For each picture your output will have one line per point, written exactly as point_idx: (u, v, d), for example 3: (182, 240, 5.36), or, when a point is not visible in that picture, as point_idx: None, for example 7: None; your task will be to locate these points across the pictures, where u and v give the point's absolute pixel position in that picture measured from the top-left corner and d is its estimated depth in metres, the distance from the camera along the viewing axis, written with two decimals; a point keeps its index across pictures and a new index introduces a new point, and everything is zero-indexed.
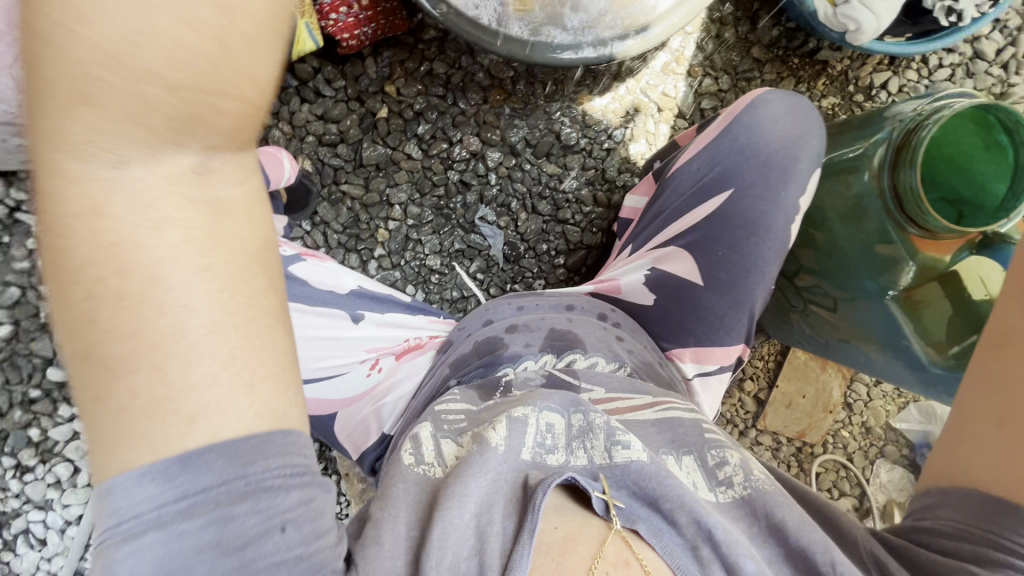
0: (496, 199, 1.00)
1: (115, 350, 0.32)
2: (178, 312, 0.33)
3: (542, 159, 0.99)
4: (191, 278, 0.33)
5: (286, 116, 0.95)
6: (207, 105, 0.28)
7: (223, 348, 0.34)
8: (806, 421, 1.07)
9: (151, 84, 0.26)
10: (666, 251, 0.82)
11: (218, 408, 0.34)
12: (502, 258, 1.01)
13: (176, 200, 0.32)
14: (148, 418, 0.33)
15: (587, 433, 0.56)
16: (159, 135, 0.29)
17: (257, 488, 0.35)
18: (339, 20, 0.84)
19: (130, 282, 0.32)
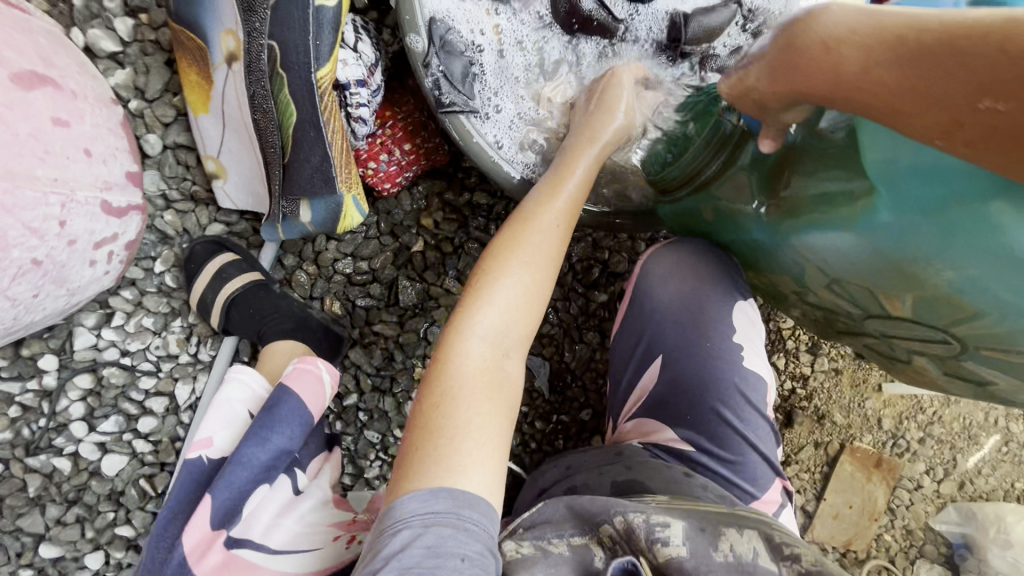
0: (540, 329, 0.93)
1: (436, 419, 0.50)
2: (476, 411, 0.51)
3: (589, 287, 0.93)
4: (486, 392, 0.52)
5: (310, 255, 0.84)
6: (526, 315, 0.56)
7: (485, 438, 0.50)
8: (851, 529, 1.06)
9: (507, 317, 0.55)
10: (637, 419, 0.82)
11: (477, 467, 0.49)
12: (548, 389, 0.95)
13: (493, 360, 0.53)
14: (440, 467, 0.48)
15: (634, 530, 0.53)
16: (501, 330, 0.54)
17: (462, 523, 0.46)
18: (380, 168, 0.74)
19: (458, 386, 0.51)
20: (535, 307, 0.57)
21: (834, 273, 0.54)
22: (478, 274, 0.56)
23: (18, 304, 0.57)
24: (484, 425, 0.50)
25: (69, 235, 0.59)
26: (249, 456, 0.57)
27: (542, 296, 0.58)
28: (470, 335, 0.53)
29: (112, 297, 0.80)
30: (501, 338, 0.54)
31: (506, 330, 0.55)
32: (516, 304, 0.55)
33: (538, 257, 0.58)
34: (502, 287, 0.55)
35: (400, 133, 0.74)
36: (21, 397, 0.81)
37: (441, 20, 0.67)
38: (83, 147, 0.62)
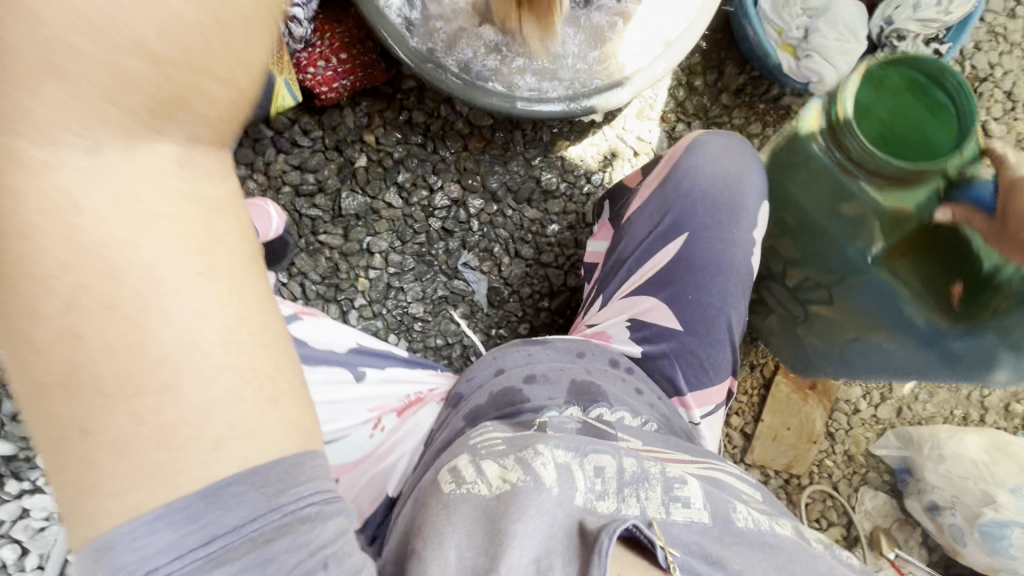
0: (479, 244, 0.99)
1: (96, 365, 0.28)
2: (186, 324, 0.30)
3: (523, 204, 0.99)
4: (194, 284, 0.30)
5: (261, 166, 0.92)
6: (219, 78, 0.26)
7: (233, 342, 0.31)
8: (792, 452, 1.07)
9: (157, 65, 0.25)
10: (643, 302, 0.85)
11: (242, 429, 0.31)
12: (487, 303, 1.00)
13: (173, 202, 0.30)
14: (159, 448, 0.29)
15: (648, 482, 0.55)
16: (155, 107, 0.27)
17: (297, 519, 0.33)
18: (318, 73, 0.83)
19: (126, 293, 0.28)
20: (194, 72, 0.25)
21: (866, 284, 0.83)
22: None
23: None
24: (215, 335, 0.30)
25: None
26: None
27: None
28: (89, 170, 0.27)
29: None
30: (162, 131, 0.28)
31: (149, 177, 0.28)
32: (132, 40, 0.24)
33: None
34: (77, 46, 0.24)
35: (336, 43, 0.83)
36: None
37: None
38: None
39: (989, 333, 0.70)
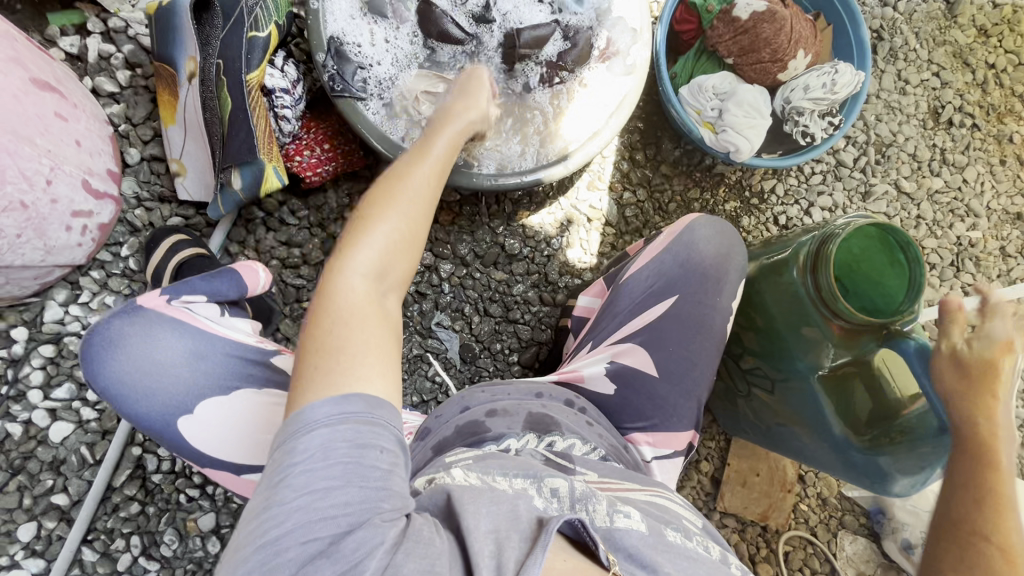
0: (451, 305, 1.08)
1: (329, 343, 0.52)
2: (371, 342, 0.53)
3: (490, 267, 1.09)
4: (377, 322, 0.55)
5: (252, 243, 1.03)
6: (400, 259, 0.59)
7: (378, 356, 0.52)
8: (765, 501, 1.07)
9: (382, 249, 0.58)
10: (630, 350, 0.85)
11: (377, 385, 0.51)
12: (459, 359, 1.07)
13: (376, 291, 0.57)
14: (332, 385, 0.49)
15: (597, 499, 0.58)
16: (382, 261, 0.58)
17: (380, 421, 0.48)
18: (303, 160, 0.95)
19: (348, 309, 0.54)
20: (416, 250, 0.61)
21: (801, 391, 0.83)
22: (355, 226, 0.59)
23: (5, 238, 0.75)
24: (374, 349, 0.53)
25: (52, 194, 0.79)
26: (197, 283, 0.73)
27: (402, 233, 0.60)
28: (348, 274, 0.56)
29: (82, 278, 0.97)
30: (385, 273, 0.58)
31: (392, 274, 0.59)
32: (380, 231, 0.58)
33: (415, 204, 0.62)
34: (391, 235, 0.59)
35: (321, 136, 0.95)
36: None
37: (338, 37, 0.89)
38: (75, 139, 0.84)
39: (885, 455, 0.76)
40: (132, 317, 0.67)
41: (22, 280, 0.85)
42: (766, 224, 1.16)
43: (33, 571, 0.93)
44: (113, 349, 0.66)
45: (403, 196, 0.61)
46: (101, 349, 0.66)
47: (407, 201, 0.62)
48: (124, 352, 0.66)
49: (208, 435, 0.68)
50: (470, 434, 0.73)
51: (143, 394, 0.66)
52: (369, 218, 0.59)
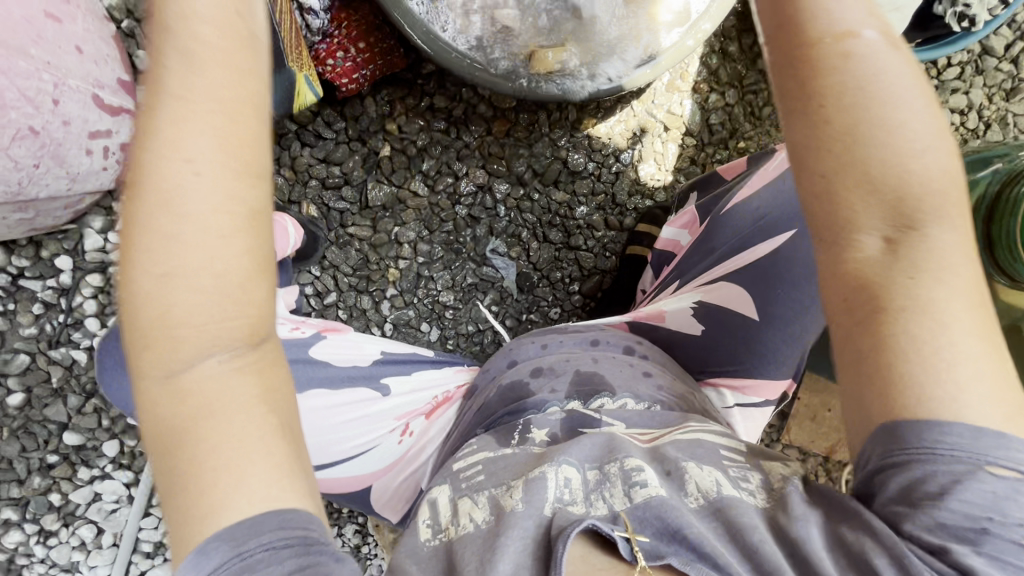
0: (506, 230, 0.98)
1: (166, 476, 0.36)
2: (215, 445, 0.36)
3: (550, 187, 0.97)
4: (211, 412, 0.36)
5: (288, 161, 0.93)
6: (226, 319, 0.36)
7: (234, 462, 0.36)
8: (834, 435, 1.04)
9: (185, 320, 0.35)
10: (730, 291, 0.70)
11: (237, 496, 0.36)
12: (516, 288, 1.00)
13: (202, 373, 0.36)
14: (187, 522, 0.36)
15: (608, 481, 0.49)
16: (197, 336, 0.36)
17: (257, 559, 0.35)
18: (337, 64, 0.81)
19: (167, 424, 0.36)
20: (243, 293, 0.36)
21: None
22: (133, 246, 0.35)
23: (23, 170, 0.67)
24: (226, 460, 0.36)
25: (62, 115, 0.69)
26: None
27: (211, 288, 0.35)
28: (160, 372, 0.36)
29: (115, 203, 0.91)
30: (207, 343, 0.36)
31: (214, 329, 0.36)
32: (166, 307, 0.35)
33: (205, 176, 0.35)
34: (191, 257, 0.35)
35: (355, 32, 0.80)
36: (42, 296, 0.92)
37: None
38: (75, 45, 0.72)
39: None
40: None
41: (53, 211, 0.79)
42: None
43: (123, 481, 1.00)
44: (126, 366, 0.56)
45: (179, 179, 0.35)
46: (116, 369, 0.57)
47: (186, 235, 0.35)
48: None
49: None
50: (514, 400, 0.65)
51: None
52: (143, 281, 0.35)
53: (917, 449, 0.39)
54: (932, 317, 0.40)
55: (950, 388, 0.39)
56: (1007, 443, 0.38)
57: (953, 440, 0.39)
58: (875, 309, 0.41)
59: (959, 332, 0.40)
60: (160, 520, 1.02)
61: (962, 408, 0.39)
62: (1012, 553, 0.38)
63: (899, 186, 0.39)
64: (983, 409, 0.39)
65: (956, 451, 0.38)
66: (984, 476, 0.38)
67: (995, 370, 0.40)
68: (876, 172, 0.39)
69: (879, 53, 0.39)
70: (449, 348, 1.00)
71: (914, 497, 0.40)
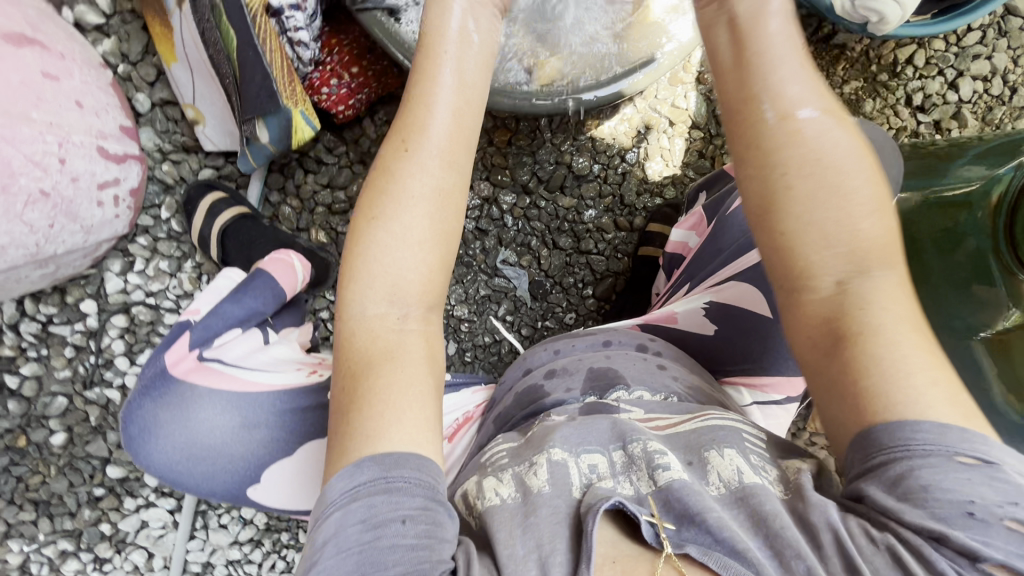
0: (515, 240, 0.97)
1: (346, 395, 0.44)
2: (393, 379, 0.43)
3: (556, 193, 0.96)
4: (397, 351, 0.45)
5: (292, 189, 0.92)
6: (423, 285, 0.47)
7: (405, 398, 0.43)
8: None
9: (396, 274, 0.46)
10: (740, 289, 0.66)
11: (400, 424, 0.42)
12: (530, 296, 0.99)
13: (395, 321, 0.46)
14: (354, 436, 0.42)
15: (633, 465, 0.46)
16: (398, 296, 0.46)
17: (398, 484, 0.39)
18: (332, 93, 0.80)
19: (362, 351, 0.45)
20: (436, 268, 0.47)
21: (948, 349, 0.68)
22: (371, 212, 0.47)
23: (38, 232, 0.69)
24: (402, 391, 0.43)
25: (71, 172, 0.70)
26: (227, 308, 0.64)
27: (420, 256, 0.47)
28: (363, 314, 0.46)
29: (131, 245, 0.93)
30: (404, 302, 0.46)
31: (411, 292, 0.46)
32: (385, 263, 0.46)
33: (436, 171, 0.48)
34: (399, 229, 0.46)
35: (347, 57, 0.79)
36: (72, 339, 0.95)
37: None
38: (74, 100, 0.72)
39: None
40: (156, 397, 0.58)
41: (72, 261, 0.81)
42: (896, 106, 0.93)
43: (168, 508, 1.04)
44: (152, 433, 0.58)
45: (413, 178, 0.47)
46: (140, 437, 0.59)
47: (411, 211, 0.47)
48: (163, 439, 0.58)
49: (287, 499, 0.60)
50: (530, 404, 0.62)
51: (204, 474, 0.59)
52: (371, 239, 0.46)
53: (892, 443, 0.38)
54: (886, 337, 0.41)
55: (914, 391, 0.39)
56: (972, 438, 0.37)
57: (923, 438, 0.38)
58: (834, 337, 0.42)
59: (913, 343, 0.41)
60: (205, 542, 1.06)
61: (929, 409, 0.38)
62: (1009, 539, 0.35)
63: (847, 235, 0.44)
64: (949, 411, 0.38)
65: (930, 447, 0.37)
66: (958, 465, 0.37)
67: (953, 379, 0.40)
68: (828, 230, 0.44)
69: (815, 124, 0.45)
70: (467, 361, 1.00)
71: (899, 493, 0.38)
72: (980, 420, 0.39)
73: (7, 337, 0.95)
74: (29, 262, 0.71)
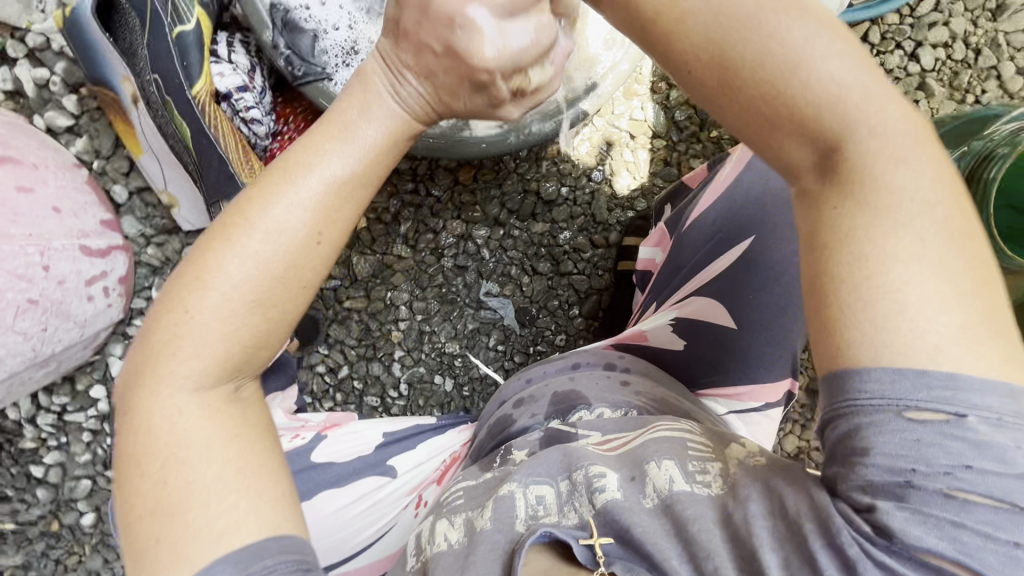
0: (495, 271, 0.98)
1: (159, 498, 0.39)
2: (218, 472, 0.40)
3: (528, 220, 0.97)
4: (211, 439, 0.41)
5: None
6: (247, 353, 0.43)
7: (234, 487, 0.39)
8: None
9: (203, 353, 0.42)
10: (701, 303, 0.65)
11: (231, 520, 0.38)
12: (518, 324, 0.99)
13: (206, 406, 0.42)
14: (181, 544, 0.38)
15: (576, 492, 0.48)
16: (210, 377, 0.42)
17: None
18: None
19: (164, 448, 0.40)
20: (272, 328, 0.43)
21: None
22: (198, 259, 0.42)
23: (32, 337, 0.72)
24: (225, 485, 0.39)
25: (56, 276, 0.74)
26: None
27: (246, 322, 0.42)
28: (173, 397, 0.41)
29: (129, 328, 0.96)
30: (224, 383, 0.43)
31: (236, 363, 0.43)
32: (196, 338, 0.41)
33: (292, 207, 0.42)
34: (217, 297, 0.41)
35: (302, 123, 0.79)
36: (88, 423, 0.99)
37: (280, 2, 0.70)
38: (52, 206, 0.76)
39: None
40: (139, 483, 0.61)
41: (73, 354, 0.84)
42: None
43: None
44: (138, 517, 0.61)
45: (265, 219, 0.41)
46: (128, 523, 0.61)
47: (240, 270, 0.41)
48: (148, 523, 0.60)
49: None
50: (499, 433, 0.65)
51: None
52: (179, 311, 0.41)
53: (842, 396, 0.35)
54: (875, 238, 0.35)
55: (911, 305, 0.34)
56: (934, 381, 0.32)
57: (875, 388, 0.33)
58: (814, 242, 0.38)
59: (900, 241, 0.35)
60: None
61: (924, 336, 0.33)
62: (943, 507, 0.32)
63: (792, 117, 0.38)
64: (948, 332, 0.33)
65: (884, 399, 0.33)
66: (906, 424, 0.33)
67: (947, 285, 0.34)
68: (780, 108, 0.38)
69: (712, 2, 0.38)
70: (465, 394, 1.00)
71: (847, 454, 0.35)
72: (981, 349, 0.33)
73: (28, 430, 0.99)
74: (30, 365, 0.75)
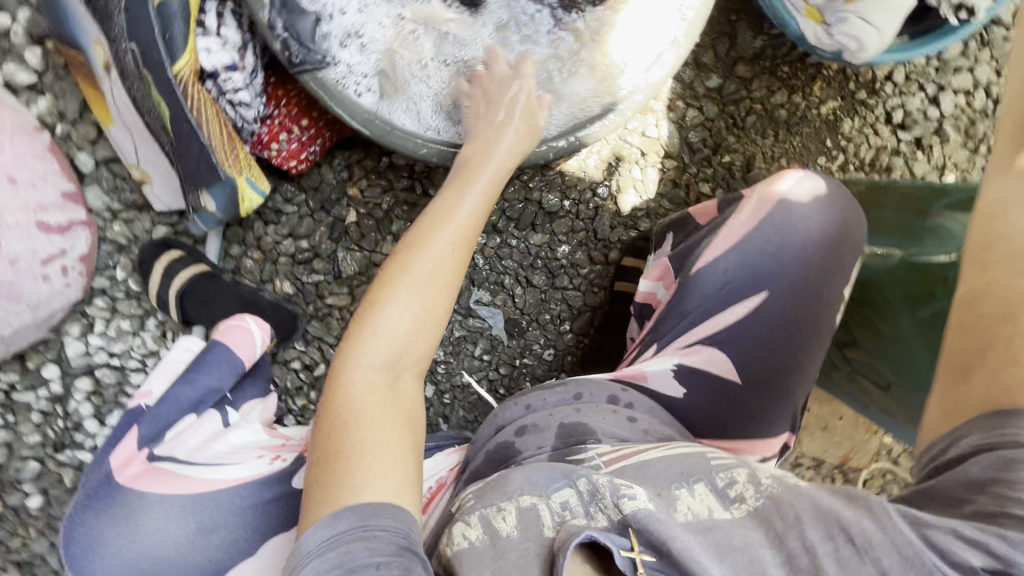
0: (488, 279, 0.94)
1: (332, 447, 0.48)
2: (376, 437, 0.48)
3: (528, 231, 0.92)
4: (382, 410, 0.50)
5: (252, 241, 0.89)
6: (411, 350, 0.54)
7: (387, 454, 0.48)
8: (846, 442, 1.01)
9: (386, 340, 0.52)
10: (704, 353, 0.64)
11: (383, 480, 0.46)
12: (506, 335, 0.96)
13: (384, 382, 0.52)
14: (338, 487, 0.45)
15: (597, 495, 0.46)
16: (386, 364, 0.52)
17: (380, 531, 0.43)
18: (282, 148, 0.77)
19: (350, 406, 0.50)
20: (432, 332, 0.55)
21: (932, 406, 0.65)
22: (405, 257, 0.56)
23: None
24: (380, 447, 0.48)
25: (6, 255, 0.70)
26: (181, 392, 0.64)
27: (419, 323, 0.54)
28: (360, 369, 0.52)
29: (88, 307, 0.89)
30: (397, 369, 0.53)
31: (405, 355, 0.53)
32: (386, 331, 0.53)
33: (453, 240, 0.58)
34: (404, 295, 0.54)
35: (295, 110, 0.75)
36: (38, 404, 0.93)
37: None
38: (7, 175, 0.69)
39: None
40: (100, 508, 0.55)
41: (24, 335, 0.78)
42: (876, 124, 0.90)
43: None
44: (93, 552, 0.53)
45: (430, 252, 0.56)
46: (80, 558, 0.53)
47: (421, 283, 0.55)
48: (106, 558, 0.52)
49: None
50: (500, 462, 0.59)
51: None
52: (375, 304, 0.54)
53: None
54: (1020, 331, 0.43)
55: None
56: None
57: None
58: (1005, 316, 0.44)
59: None
60: None
61: None
62: None
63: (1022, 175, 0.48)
64: None
65: None
66: None
67: None
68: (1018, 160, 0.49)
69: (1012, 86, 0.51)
70: (446, 401, 0.96)
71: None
72: None
73: None
74: None
